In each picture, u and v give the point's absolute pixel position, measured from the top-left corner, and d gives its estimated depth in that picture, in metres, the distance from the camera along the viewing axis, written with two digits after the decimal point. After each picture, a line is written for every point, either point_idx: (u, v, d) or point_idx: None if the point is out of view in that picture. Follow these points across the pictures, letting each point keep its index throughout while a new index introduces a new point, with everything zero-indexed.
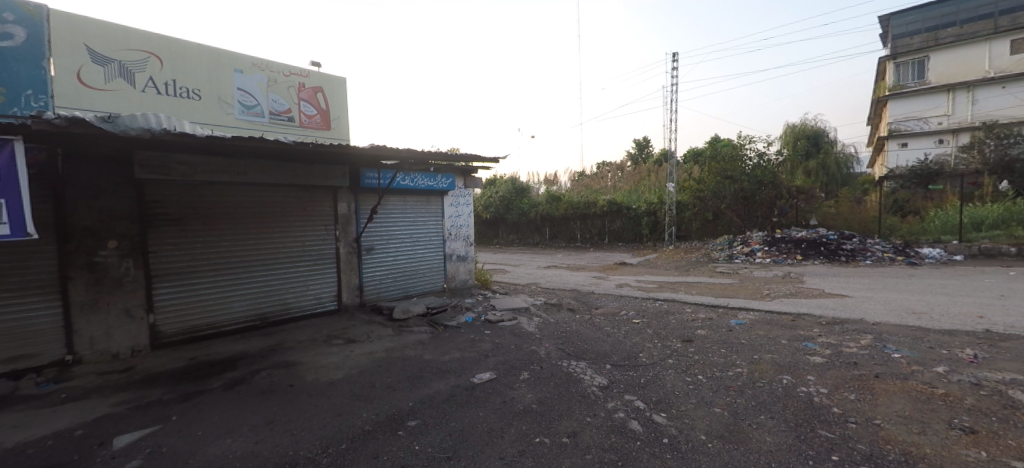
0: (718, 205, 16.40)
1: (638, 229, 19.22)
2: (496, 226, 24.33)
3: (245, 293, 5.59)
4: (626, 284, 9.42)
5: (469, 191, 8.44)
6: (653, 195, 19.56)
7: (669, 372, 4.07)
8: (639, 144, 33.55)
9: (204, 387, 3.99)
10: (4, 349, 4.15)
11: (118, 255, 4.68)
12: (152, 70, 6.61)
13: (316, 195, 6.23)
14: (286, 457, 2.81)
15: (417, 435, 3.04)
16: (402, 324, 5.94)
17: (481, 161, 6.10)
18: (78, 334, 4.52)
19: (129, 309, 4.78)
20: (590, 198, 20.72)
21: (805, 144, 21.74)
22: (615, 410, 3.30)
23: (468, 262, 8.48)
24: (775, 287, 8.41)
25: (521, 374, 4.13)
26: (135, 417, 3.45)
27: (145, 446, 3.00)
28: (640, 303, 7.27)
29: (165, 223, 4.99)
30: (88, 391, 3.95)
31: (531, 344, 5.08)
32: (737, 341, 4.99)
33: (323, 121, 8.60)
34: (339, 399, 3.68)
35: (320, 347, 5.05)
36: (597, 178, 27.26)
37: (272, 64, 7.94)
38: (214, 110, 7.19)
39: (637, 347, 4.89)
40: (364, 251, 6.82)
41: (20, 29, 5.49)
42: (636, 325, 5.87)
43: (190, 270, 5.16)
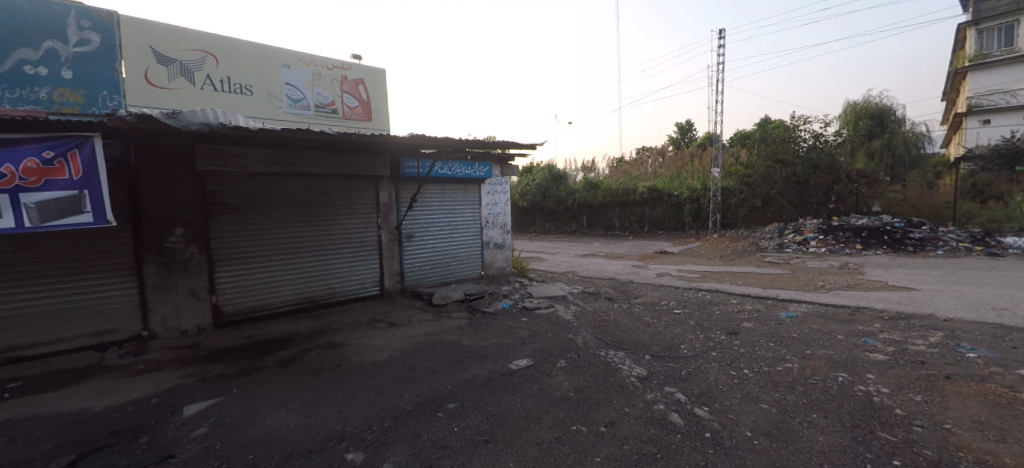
0: (768, 190, 15.47)
1: (680, 216, 18.56)
2: (533, 214, 24.29)
3: (295, 277, 5.91)
4: (667, 273, 9.15)
5: (506, 179, 8.43)
6: (697, 181, 18.77)
7: (712, 365, 3.94)
8: (681, 128, 32.04)
9: (260, 364, 4.29)
10: (91, 323, 4.66)
11: (184, 241, 5.06)
12: (208, 68, 7.01)
13: (359, 184, 6.45)
14: (334, 432, 2.97)
15: (456, 417, 3.12)
16: (442, 310, 6.10)
17: (518, 149, 6.04)
18: (152, 313, 4.96)
19: (194, 290, 5.17)
20: (629, 185, 20.17)
21: (869, 124, 19.97)
22: (654, 401, 3.24)
23: (505, 250, 8.53)
24: (831, 278, 7.87)
25: (558, 362, 4.14)
26: (201, 388, 3.76)
27: (210, 415, 3.28)
28: (682, 293, 7.05)
29: (224, 211, 5.33)
30: (160, 364, 4.34)
31: (568, 332, 5.06)
32: (787, 335, 4.74)
33: (365, 112, 8.81)
34: (382, 380, 3.84)
35: (364, 330, 5.27)
36: (637, 165, 26.50)
37: (317, 58, 8.20)
38: (265, 105, 7.56)
39: (677, 338, 4.75)
40: (405, 238, 7.02)
41: (96, 35, 5.97)
42: (677, 315, 5.71)
43: (246, 255, 5.52)
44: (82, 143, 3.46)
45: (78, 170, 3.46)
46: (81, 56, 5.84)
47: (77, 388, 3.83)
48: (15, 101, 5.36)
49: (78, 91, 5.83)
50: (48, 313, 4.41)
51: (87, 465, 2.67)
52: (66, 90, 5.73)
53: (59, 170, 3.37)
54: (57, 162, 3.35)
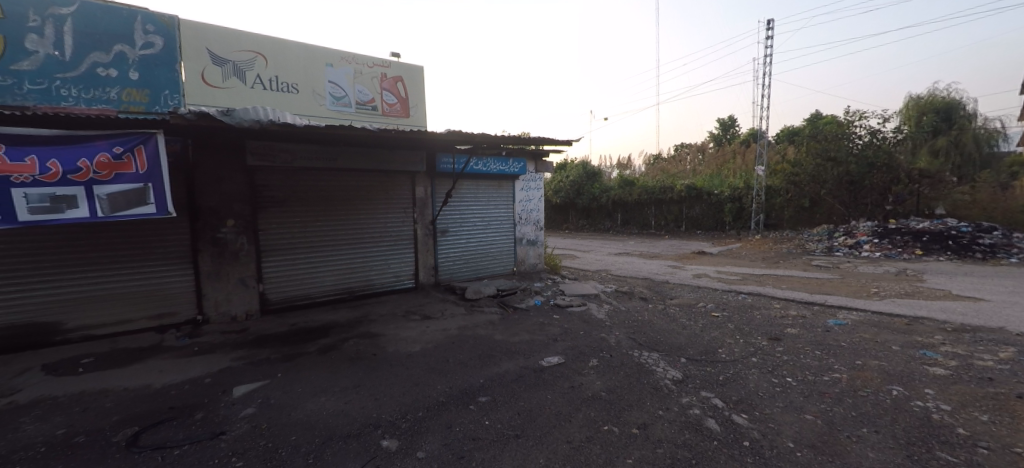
0: (818, 190, 14.60)
1: (720, 216, 17.88)
2: (566, 211, 24.10)
3: (335, 268, 6.16)
4: (705, 275, 8.85)
5: (540, 175, 8.40)
6: (739, 179, 17.99)
7: (752, 372, 3.78)
8: (723, 124, 30.70)
9: (302, 350, 4.50)
10: (152, 307, 5.03)
11: (235, 232, 5.37)
12: (258, 68, 7.37)
13: (397, 179, 6.62)
14: (371, 419, 3.08)
15: (487, 410, 3.17)
16: (474, 304, 6.18)
17: (552, 145, 6.00)
18: (206, 298, 5.30)
19: (243, 278, 5.49)
20: (666, 182, 19.61)
21: (934, 119, 18.43)
22: (689, 406, 3.16)
23: (538, 247, 8.52)
24: (886, 285, 7.36)
25: (590, 361, 4.10)
26: (249, 371, 4.00)
27: (257, 397, 3.48)
28: (721, 296, 6.81)
29: (271, 205, 5.61)
30: (212, 346, 4.65)
31: (600, 331, 5.00)
32: (835, 344, 4.48)
33: (403, 109, 8.99)
34: (416, 370, 3.94)
35: (399, 322, 5.42)
36: (675, 163, 25.72)
37: (358, 56, 8.44)
38: (309, 102, 7.87)
39: (715, 342, 4.59)
40: (439, 233, 7.15)
41: (159, 38, 6.38)
42: (715, 318, 5.53)
43: (291, 246, 5.80)
44: (147, 139, 3.75)
45: (143, 164, 3.75)
46: (145, 58, 6.25)
47: (141, 365, 4.16)
48: (89, 101, 5.85)
49: (143, 91, 6.26)
50: (115, 295, 4.81)
51: (149, 437, 2.90)
52: (133, 91, 6.18)
53: (127, 164, 3.67)
54: (126, 157, 3.65)
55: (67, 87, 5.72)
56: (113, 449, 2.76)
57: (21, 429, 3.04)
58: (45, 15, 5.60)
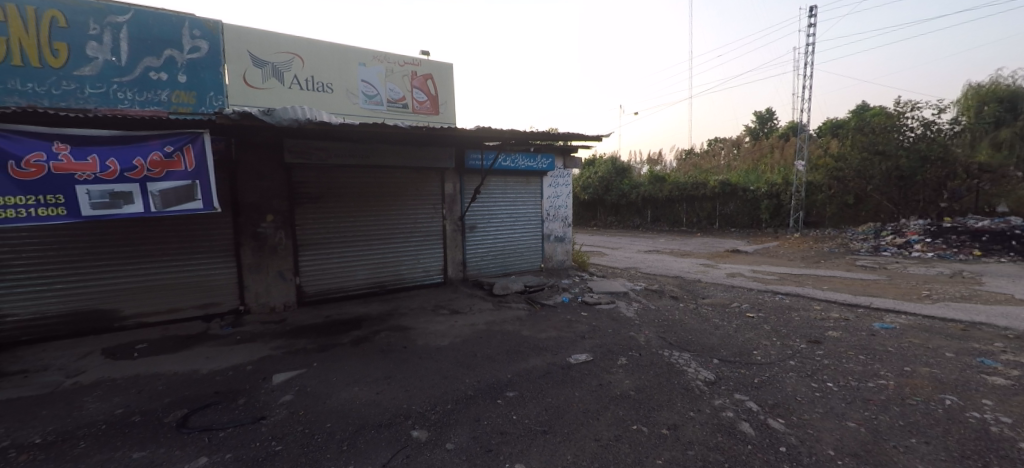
0: (863, 186, 13.78)
1: (756, 213, 17.22)
2: (594, 208, 23.82)
3: (367, 263, 6.33)
4: (740, 274, 8.54)
5: (568, 171, 8.34)
6: (777, 175, 17.23)
7: (790, 375, 3.64)
8: (760, 117, 29.43)
9: (336, 341, 4.66)
10: (198, 296, 5.33)
11: (274, 227, 5.61)
12: (296, 68, 7.64)
13: (426, 176, 6.73)
14: (401, 409, 3.17)
15: (515, 405, 3.19)
16: (502, 300, 6.22)
17: (581, 141, 5.93)
18: (247, 290, 5.57)
19: (281, 271, 5.73)
20: (699, 178, 19.02)
21: (997, 109, 17.02)
22: (722, 408, 3.07)
23: (566, 243, 8.47)
24: (939, 287, 6.90)
25: (618, 359, 4.05)
26: (287, 360, 4.18)
27: (295, 384, 3.63)
28: (757, 296, 6.57)
29: (307, 201, 5.82)
30: (253, 335, 4.88)
31: (629, 329, 4.93)
32: (881, 348, 4.24)
33: (433, 106, 9.10)
34: (445, 364, 4.02)
35: (429, 316, 5.53)
36: (708, 159, 24.97)
37: (390, 55, 8.60)
38: (343, 101, 8.10)
39: (750, 344, 4.44)
40: (468, 229, 7.23)
41: (204, 42, 6.70)
42: (750, 319, 5.34)
43: (325, 241, 6.00)
44: (194, 139, 3.96)
45: (191, 162, 3.97)
46: (193, 61, 6.59)
47: (189, 352, 4.43)
48: (143, 102, 6.24)
49: (190, 92, 6.59)
50: (166, 285, 5.12)
51: (197, 419, 3.09)
52: (181, 93, 6.53)
53: (177, 162, 3.89)
54: (176, 155, 3.87)
55: (124, 90, 6.11)
56: (165, 429, 2.96)
57: (85, 407, 3.30)
58: (103, 23, 5.97)
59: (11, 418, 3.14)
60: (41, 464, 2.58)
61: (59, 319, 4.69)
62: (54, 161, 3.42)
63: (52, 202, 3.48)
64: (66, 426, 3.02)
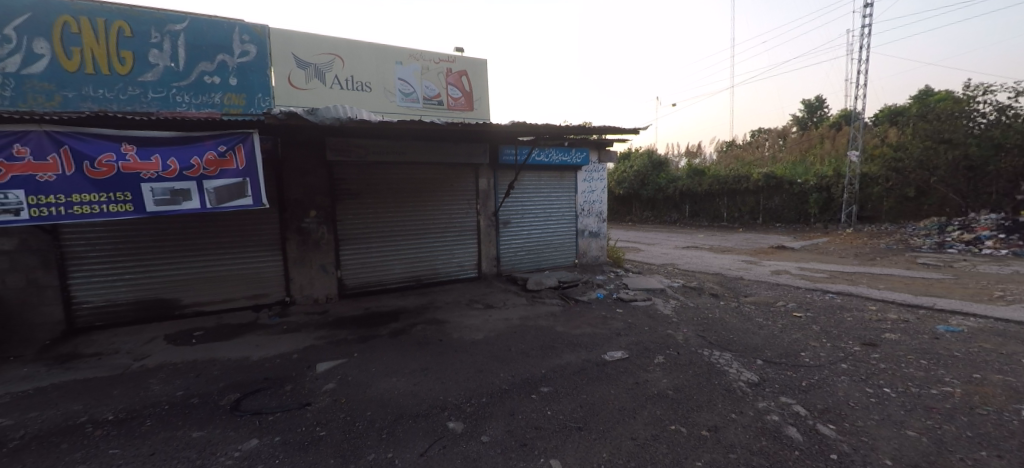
0: (926, 178, 12.77)
1: (804, 208, 16.30)
2: (629, 202, 23.36)
3: (404, 257, 6.50)
4: (786, 271, 8.12)
5: (603, 166, 8.20)
6: (827, 167, 16.21)
7: (842, 379, 3.44)
8: (809, 106, 27.72)
9: (375, 333, 4.82)
10: (249, 288, 5.65)
11: (317, 222, 5.85)
12: (336, 69, 7.90)
13: (461, 171, 6.81)
14: (438, 401, 3.24)
15: (550, 401, 3.18)
16: (536, 295, 6.22)
17: (617, 134, 5.80)
18: (293, 282, 5.85)
19: (324, 265, 5.97)
20: (741, 171, 18.21)
21: None
22: (767, 411, 2.94)
23: (601, 239, 8.35)
24: (1016, 288, 6.28)
25: (655, 357, 3.96)
26: (330, 349, 4.37)
27: (337, 373, 3.79)
28: (804, 295, 6.23)
29: (348, 197, 6.03)
30: (299, 326, 5.13)
31: (666, 327, 4.80)
32: (946, 353, 3.92)
33: (467, 102, 9.15)
34: (480, 357, 4.07)
35: (463, 309, 5.61)
36: (751, 151, 23.88)
37: (426, 53, 8.72)
38: (381, 99, 8.30)
39: (797, 344, 4.22)
40: (501, 224, 7.27)
41: (252, 46, 7.03)
42: (797, 319, 5.08)
43: (365, 236, 6.20)
44: (244, 139, 4.18)
45: (242, 161, 4.20)
46: (243, 65, 6.95)
47: (240, 340, 4.71)
48: (199, 105, 6.65)
49: (240, 95, 6.96)
50: (220, 277, 5.47)
51: (249, 403, 3.29)
52: (232, 95, 6.90)
53: (229, 161, 4.12)
54: (228, 154, 4.11)
55: (182, 94, 6.54)
56: (221, 411, 3.17)
57: (151, 388, 3.59)
58: (163, 32, 6.39)
59: (89, 396, 3.46)
60: (114, 439, 2.84)
61: (127, 306, 5.11)
62: (123, 161, 3.72)
63: (121, 199, 3.77)
64: (136, 405, 3.30)
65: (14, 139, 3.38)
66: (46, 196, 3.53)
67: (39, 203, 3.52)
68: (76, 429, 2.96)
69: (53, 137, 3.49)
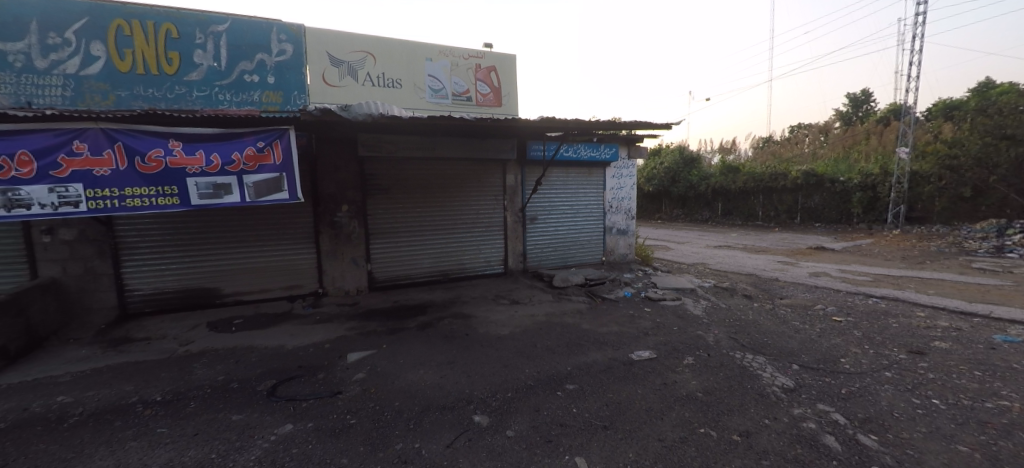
0: (985, 177, 11.93)
1: (846, 207, 15.49)
2: (659, 199, 22.87)
3: (432, 252, 6.60)
4: (825, 273, 7.75)
5: (633, 161, 8.05)
6: (873, 164, 15.34)
7: (885, 388, 3.26)
8: (853, 99, 26.23)
9: (403, 325, 4.93)
10: (284, 279, 5.88)
11: (349, 217, 6.02)
12: (368, 66, 8.04)
13: (488, 167, 6.84)
14: (464, 394, 3.28)
15: (575, 398, 3.17)
16: (562, 292, 6.20)
17: (648, 129, 5.66)
18: (326, 274, 6.05)
19: (355, 258, 6.14)
20: (779, 168, 17.48)
21: None
22: (803, 418, 2.83)
23: (629, 237, 8.22)
24: None
25: (684, 358, 3.87)
26: (360, 340, 4.50)
27: (367, 363, 3.90)
28: (846, 298, 5.94)
29: (379, 192, 6.17)
30: (331, 316, 5.31)
31: (696, 328, 4.68)
32: (1005, 364, 3.64)
33: (495, 98, 9.16)
34: (506, 352, 4.09)
35: (489, 305, 5.65)
36: (790, 147, 22.87)
37: (455, 49, 8.76)
38: (411, 96, 8.41)
39: (836, 350, 4.03)
40: (528, 220, 7.26)
41: (289, 45, 7.26)
42: (837, 323, 4.85)
43: (394, 230, 6.33)
44: (281, 135, 4.34)
45: (280, 156, 4.36)
46: (280, 64, 7.19)
47: (276, 328, 4.92)
48: (240, 103, 6.94)
49: (278, 93, 7.21)
50: (258, 268, 5.71)
51: (285, 389, 3.43)
52: (270, 93, 7.16)
53: (268, 156, 4.30)
54: (266, 150, 4.28)
55: (224, 92, 6.84)
56: (259, 396, 3.32)
57: (195, 372, 3.80)
58: (207, 33, 6.70)
59: (139, 378, 3.70)
60: (162, 419, 3.02)
61: (173, 294, 5.41)
62: (170, 156, 3.93)
63: (168, 193, 3.98)
64: (182, 387, 3.50)
65: (74, 136, 3.63)
66: (102, 189, 3.77)
67: (96, 196, 3.76)
68: (129, 408, 3.18)
69: (108, 134, 3.73)
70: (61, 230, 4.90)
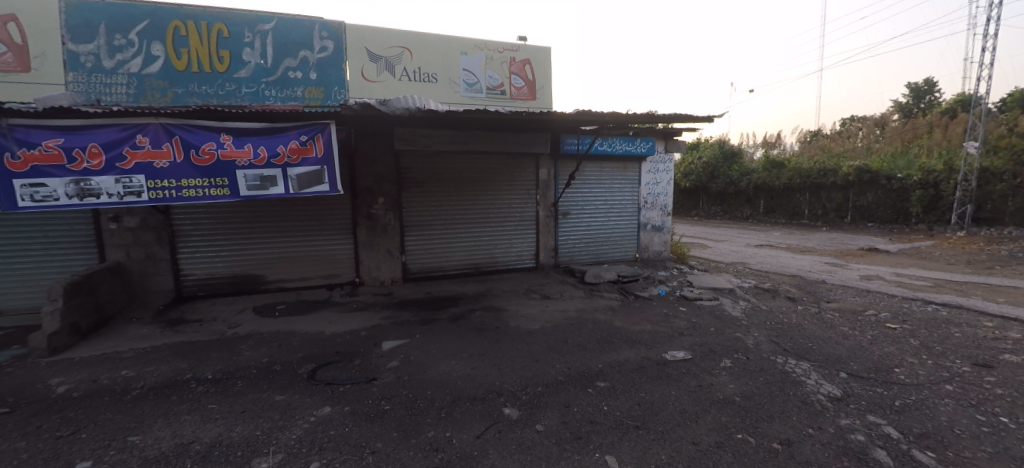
0: None
1: (903, 206, 14.43)
2: (697, 195, 22.17)
3: (464, 245, 6.68)
4: (878, 277, 7.26)
5: (670, 156, 7.81)
6: (936, 160, 14.17)
7: (945, 402, 3.03)
8: (915, 90, 24.34)
9: (436, 316, 5.02)
10: (323, 268, 6.11)
11: (385, 209, 6.17)
12: (405, 61, 8.12)
13: (522, 161, 6.82)
14: (494, 386, 3.31)
15: (606, 396, 3.13)
16: (594, 288, 6.13)
17: (686, 122, 5.46)
18: (363, 264, 6.24)
19: (390, 249, 6.31)
20: (828, 164, 16.49)
21: None
22: (851, 430, 2.67)
23: (664, 233, 8.01)
24: None
25: (721, 361, 3.75)
26: (394, 329, 4.62)
27: (401, 352, 4.00)
28: (901, 304, 5.54)
29: (413, 185, 6.29)
30: (367, 305, 5.49)
31: (735, 330, 4.51)
32: None
33: (529, 92, 9.09)
34: (536, 347, 4.10)
35: (521, 299, 5.66)
36: (841, 142, 21.52)
37: (490, 42, 8.75)
38: (446, 90, 8.47)
39: (889, 359, 3.77)
40: (561, 215, 7.21)
41: (330, 42, 7.49)
42: (891, 330, 4.54)
43: (428, 223, 6.45)
44: (322, 129, 4.49)
45: (321, 149, 4.52)
46: (322, 60, 7.43)
47: (316, 315, 5.13)
48: (284, 99, 7.23)
49: (319, 88, 7.46)
50: (300, 257, 5.97)
51: (323, 373, 3.58)
52: (312, 89, 7.41)
53: (310, 150, 4.46)
54: (309, 144, 4.45)
55: (270, 89, 7.15)
56: (300, 378, 3.49)
57: (242, 353, 4.03)
58: (255, 32, 7.01)
59: (193, 356, 3.96)
60: (213, 395, 3.23)
61: (223, 280, 5.75)
62: (221, 149, 4.15)
63: (219, 184, 4.21)
64: (230, 367, 3.73)
65: (137, 131, 3.90)
66: (161, 180, 4.03)
67: (156, 186, 4.03)
68: (183, 384, 3.42)
69: (167, 129, 3.98)
70: (126, 218, 5.29)
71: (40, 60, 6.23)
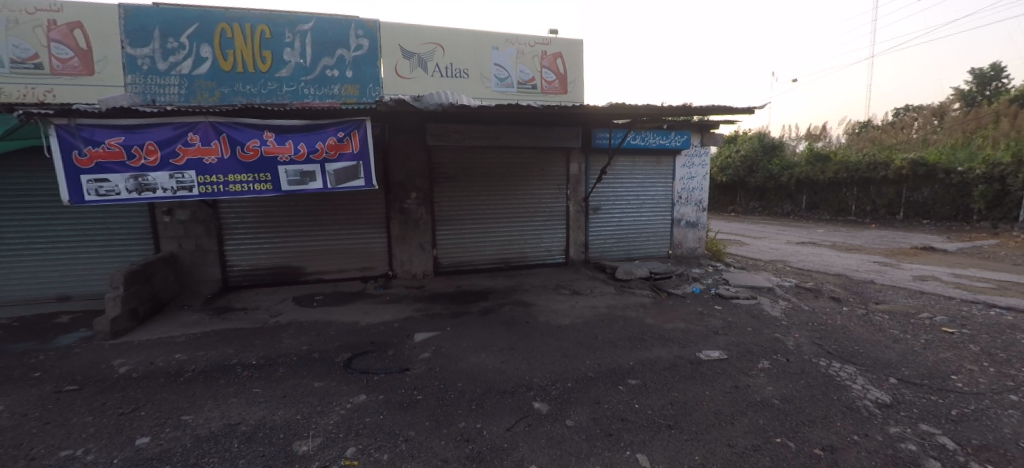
0: None
1: (963, 202, 13.39)
2: (734, 190, 21.45)
3: (494, 239, 6.72)
4: (934, 278, 6.78)
5: (706, 149, 7.56)
6: (1004, 151, 13.03)
7: (1009, 413, 2.81)
8: (980, 76, 22.44)
9: (466, 310, 5.10)
10: (358, 261, 6.30)
11: (417, 204, 6.30)
12: (437, 58, 8.21)
13: (552, 156, 6.78)
14: (524, 380, 3.33)
15: (638, 394, 3.09)
16: (625, 285, 6.04)
17: (724, 114, 5.26)
18: (396, 258, 6.40)
19: (422, 243, 6.43)
20: (879, 157, 15.51)
21: None
22: (901, 439, 2.52)
23: (699, 229, 7.78)
24: None
25: (759, 361, 3.62)
26: (426, 321, 4.73)
27: (432, 344, 4.09)
28: (961, 307, 5.16)
29: (445, 180, 6.38)
30: (399, 297, 5.63)
31: (774, 330, 4.35)
32: None
33: (561, 86, 9.01)
34: (566, 342, 4.09)
35: (550, 294, 5.65)
36: (894, 133, 20.16)
37: (522, 36, 8.70)
38: (478, 85, 8.51)
39: (945, 366, 3.53)
40: (592, 210, 7.13)
41: (365, 40, 7.66)
42: (948, 334, 4.25)
43: (459, 218, 6.53)
44: (358, 125, 4.62)
45: (357, 145, 4.65)
46: (357, 58, 7.63)
47: (352, 306, 5.31)
48: (322, 96, 7.48)
49: (355, 86, 7.66)
50: (336, 250, 6.18)
51: (359, 363, 3.71)
52: (348, 86, 7.62)
53: (347, 146, 4.60)
54: (346, 140, 4.58)
55: (308, 87, 7.41)
56: (336, 367, 3.62)
57: (283, 341, 4.23)
58: (294, 32, 7.27)
59: (239, 342, 4.19)
60: (257, 380, 3.41)
61: (266, 270, 6.04)
62: (265, 146, 4.35)
63: (263, 179, 4.41)
64: (273, 354, 3.92)
65: (188, 129, 4.13)
66: (210, 176, 4.26)
67: (205, 182, 4.27)
68: (231, 368, 3.62)
69: (215, 127, 4.19)
70: (178, 212, 5.63)
71: (102, 64, 6.69)
